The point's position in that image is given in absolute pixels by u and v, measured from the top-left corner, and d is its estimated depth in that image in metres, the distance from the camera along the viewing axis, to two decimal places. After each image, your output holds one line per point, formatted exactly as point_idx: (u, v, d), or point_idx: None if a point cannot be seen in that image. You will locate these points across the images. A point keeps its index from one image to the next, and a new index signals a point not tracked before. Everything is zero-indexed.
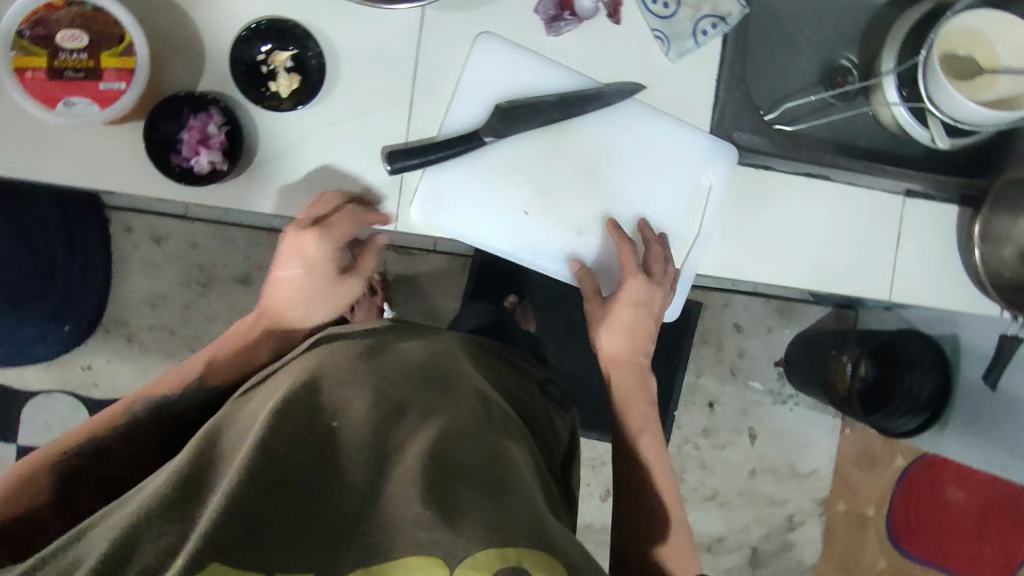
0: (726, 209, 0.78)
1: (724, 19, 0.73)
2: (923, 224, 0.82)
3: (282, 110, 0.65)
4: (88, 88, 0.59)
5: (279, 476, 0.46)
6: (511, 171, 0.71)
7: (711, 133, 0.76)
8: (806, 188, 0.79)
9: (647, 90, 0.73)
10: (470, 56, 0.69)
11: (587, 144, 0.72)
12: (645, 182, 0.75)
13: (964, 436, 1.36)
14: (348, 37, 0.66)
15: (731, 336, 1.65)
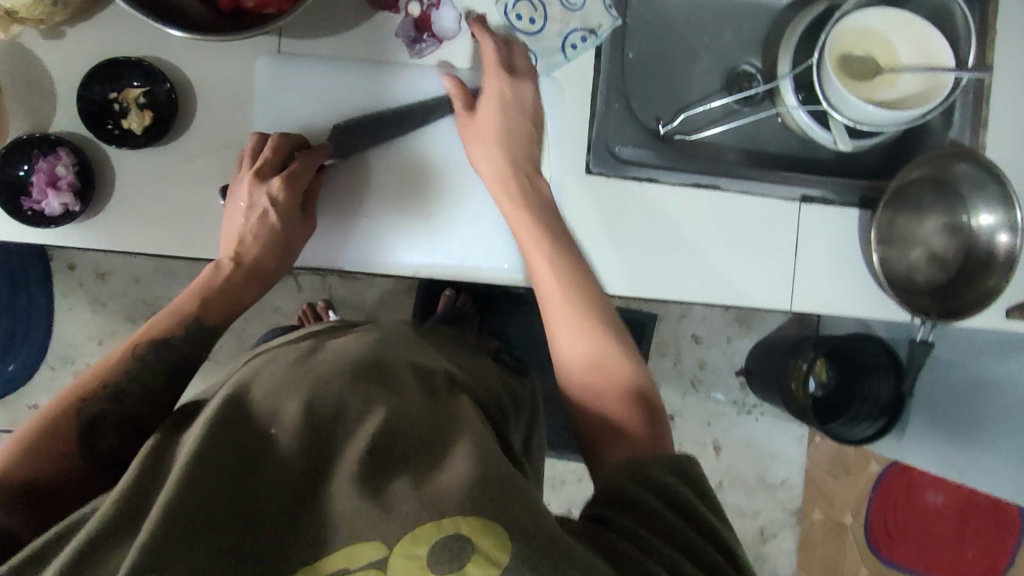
0: (609, 225, 0.75)
1: (594, 31, 0.72)
2: (823, 231, 0.80)
3: (133, 147, 0.64)
4: None
5: (214, 487, 0.42)
6: (365, 190, 0.70)
7: (591, 147, 0.74)
8: (696, 198, 0.77)
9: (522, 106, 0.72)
10: (324, 82, 0.68)
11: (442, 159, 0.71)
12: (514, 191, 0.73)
13: (923, 441, 1.32)
14: (200, 70, 0.66)
15: (690, 346, 1.63)
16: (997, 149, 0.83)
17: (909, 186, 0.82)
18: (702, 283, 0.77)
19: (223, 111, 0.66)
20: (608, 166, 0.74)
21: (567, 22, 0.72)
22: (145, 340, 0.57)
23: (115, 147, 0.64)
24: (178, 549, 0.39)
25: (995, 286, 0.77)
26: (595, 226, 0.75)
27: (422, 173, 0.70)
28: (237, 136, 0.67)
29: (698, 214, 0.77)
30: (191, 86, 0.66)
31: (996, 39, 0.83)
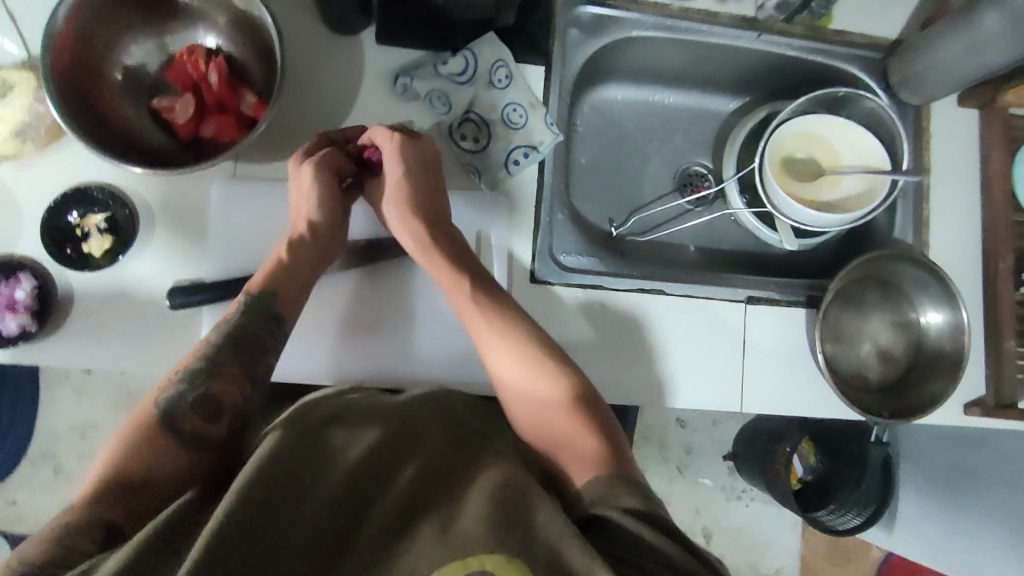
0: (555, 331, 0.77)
1: (536, 148, 0.76)
2: (771, 330, 0.81)
3: (94, 269, 0.68)
4: None
5: (297, 487, 0.48)
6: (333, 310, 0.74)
7: (535, 258, 0.77)
8: (643, 302, 0.79)
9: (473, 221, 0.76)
10: (269, 205, 0.72)
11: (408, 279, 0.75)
12: None
13: (914, 530, 1.28)
14: (160, 194, 0.70)
15: (674, 431, 1.61)
16: (941, 248, 0.85)
17: (855, 285, 0.84)
18: (654, 386, 0.78)
19: (178, 235, 0.70)
20: (553, 273, 0.77)
21: (509, 140, 0.75)
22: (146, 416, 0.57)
23: (76, 269, 0.67)
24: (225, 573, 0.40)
25: (939, 388, 0.78)
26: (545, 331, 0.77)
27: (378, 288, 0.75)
28: (194, 253, 0.70)
29: (645, 318, 0.79)
30: (150, 212, 0.70)
31: (930, 141, 0.86)
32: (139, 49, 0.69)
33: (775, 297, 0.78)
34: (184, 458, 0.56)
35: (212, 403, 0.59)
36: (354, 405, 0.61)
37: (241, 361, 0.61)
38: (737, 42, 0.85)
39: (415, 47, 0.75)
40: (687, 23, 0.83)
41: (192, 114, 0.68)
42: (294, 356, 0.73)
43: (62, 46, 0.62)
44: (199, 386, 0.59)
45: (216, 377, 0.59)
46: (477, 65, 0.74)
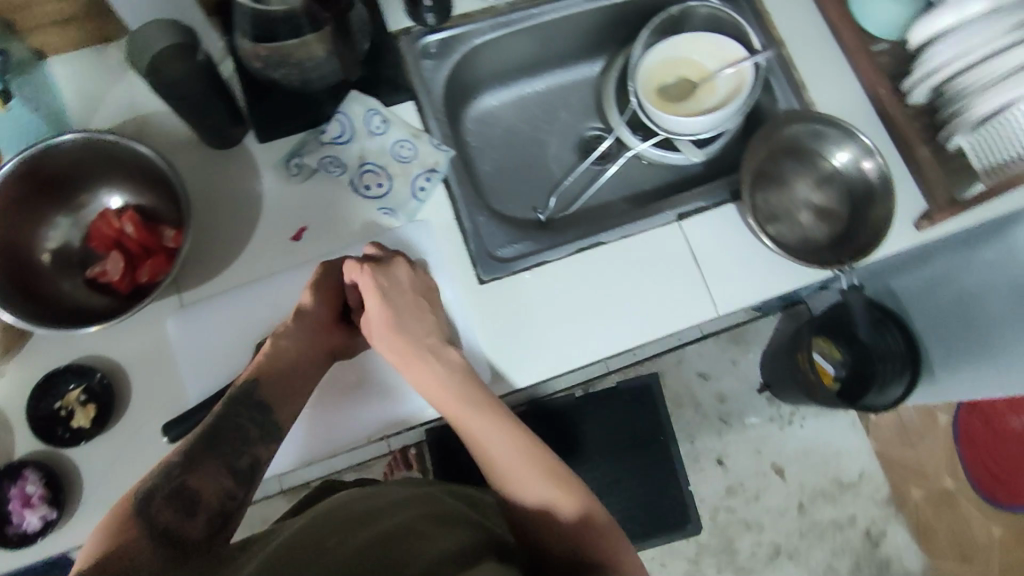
0: (521, 318, 0.80)
1: (434, 169, 0.81)
2: (710, 234, 0.85)
3: (88, 438, 0.71)
4: None
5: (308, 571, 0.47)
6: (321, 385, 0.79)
7: (475, 263, 0.81)
8: (591, 257, 0.83)
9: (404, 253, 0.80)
10: (220, 317, 0.76)
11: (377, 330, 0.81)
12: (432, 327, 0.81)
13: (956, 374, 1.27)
14: (123, 350, 0.75)
15: (702, 387, 1.63)
16: (825, 100, 0.90)
17: (770, 163, 0.88)
18: (630, 327, 0.82)
19: (151, 380, 0.74)
20: (497, 269, 0.81)
21: (408, 172, 0.81)
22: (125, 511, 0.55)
23: (70, 446, 0.71)
24: None
25: (882, 215, 0.81)
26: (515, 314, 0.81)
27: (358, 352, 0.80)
28: (173, 387, 0.74)
29: (598, 271, 0.83)
30: (119, 368, 0.74)
31: (772, 19, 0.93)
32: (59, 230, 0.75)
33: (698, 202, 0.82)
34: (160, 552, 0.53)
35: (191, 500, 0.57)
36: (381, 492, 0.61)
37: (221, 456, 0.61)
38: (570, 10, 0.93)
39: (295, 131, 0.81)
40: (519, 15, 0.91)
41: (123, 267, 0.73)
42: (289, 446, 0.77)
43: None
44: (177, 481, 0.58)
45: (192, 468, 0.59)
46: (352, 123, 0.81)
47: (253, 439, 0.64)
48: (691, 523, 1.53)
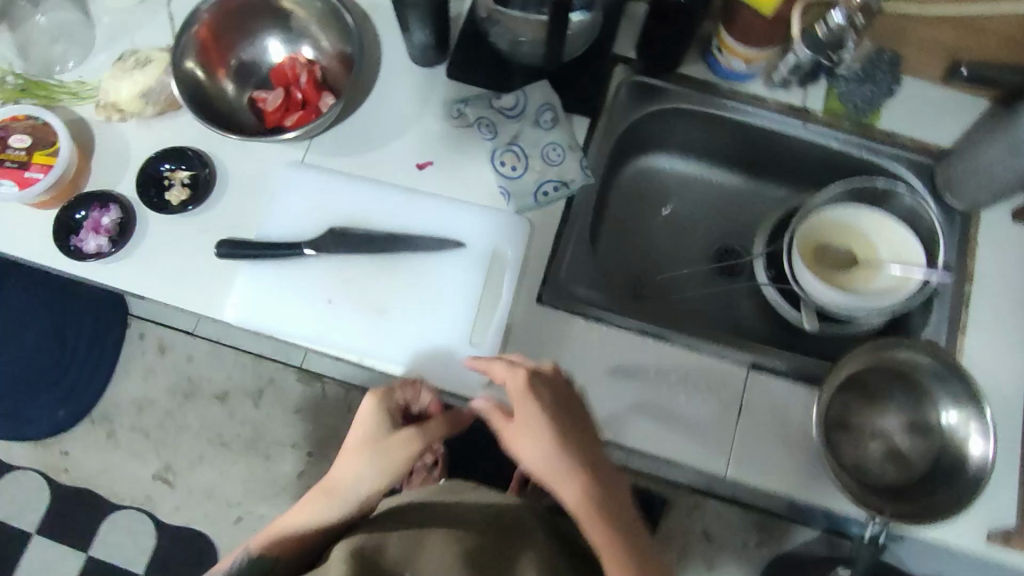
0: (538, 350, 0.79)
1: (566, 183, 0.83)
2: (766, 403, 0.80)
3: (168, 212, 0.80)
4: (16, 175, 0.75)
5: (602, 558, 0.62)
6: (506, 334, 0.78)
7: (543, 296, 0.80)
8: (636, 354, 0.81)
9: (500, 244, 0.81)
10: (288, 181, 0.82)
11: (482, 294, 0.79)
12: (490, 312, 0.79)
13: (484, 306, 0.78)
14: (237, 165, 0.82)
15: (699, 546, 1.51)
16: (973, 357, 0.81)
17: (869, 374, 0.83)
18: (630, 428, 0.78)
19: (245, 201, 0.81)
20: (560, 299, 0.81)
21: (544, 173, 0.83)
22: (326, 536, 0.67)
23: (154, 211, 0.79)
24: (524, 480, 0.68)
25: (949, 496, 0.74)
26: (541, 365, 0.78)
27: (465, 331, 0.78)
28: (240, 218, 0.81)
29: (625, 372, 0.80)
30: (227, 179, 0.82)
31: (975, 250, 0.84)
32: (255, 46, 0.85)
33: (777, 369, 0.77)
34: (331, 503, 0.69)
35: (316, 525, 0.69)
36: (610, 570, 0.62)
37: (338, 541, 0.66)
38: (784, 128, 0.89)
39: (478, 84, 0.85)
40: (729, 101, 0.89)
41: (278, 103, 0.82)
42: (340, 331, 0.77)
43: (204, 43, 0.80)
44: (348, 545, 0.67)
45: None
46: (526, 104, 0.83)
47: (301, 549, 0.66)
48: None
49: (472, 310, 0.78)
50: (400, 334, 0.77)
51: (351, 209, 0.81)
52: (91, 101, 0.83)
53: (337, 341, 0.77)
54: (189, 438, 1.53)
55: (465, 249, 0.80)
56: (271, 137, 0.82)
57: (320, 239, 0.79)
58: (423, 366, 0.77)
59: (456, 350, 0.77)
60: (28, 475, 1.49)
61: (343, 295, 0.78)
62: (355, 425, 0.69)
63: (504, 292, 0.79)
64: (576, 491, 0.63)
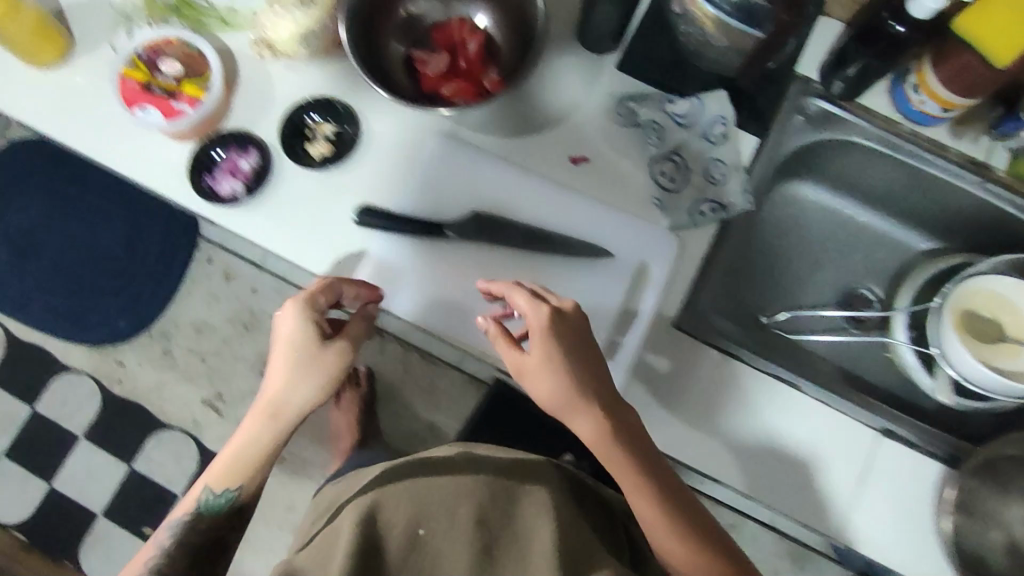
0: (667, 378, 0.75)
1: (724, 207, 0.78)
2: (895, 475, 0.75)
3: (308, 167, 0.75)
4: (162, 103, 0.71)
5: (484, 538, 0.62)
6: (638, 356, 0.74)
7: (679, 321, 0.76)
8: (769, 401, 0.75)
9: (646, 261, 0.76)
10: (432, 154, 0.77)
11: (621, 309, 0.75)
12: (624, 330, 0.74)
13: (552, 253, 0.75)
14: (383, 128, 0.78)
15: None
16: None
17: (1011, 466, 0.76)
18: (750, 474, 0.74)
19: (385, 166, 0.75)
20: (697, 327, 0.76)
21: (703, 191, 0.78)
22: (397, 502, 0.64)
23: (292, 163, 0.75)
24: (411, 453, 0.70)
25: None
26: (667, 391, 0.74)
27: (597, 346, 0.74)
28: (378, 185, 0.76)
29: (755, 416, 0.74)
30: (370, 138, 0.76)
31: None
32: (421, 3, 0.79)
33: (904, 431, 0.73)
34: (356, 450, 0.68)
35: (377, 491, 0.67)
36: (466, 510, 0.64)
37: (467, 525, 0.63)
38: (958, 182, 0.82)
39: (648, 82, 0.79)
40: (907, 143, 0.82)
41: (440, 69, 0.77)
42: (469, 323, 0.73)
43: None
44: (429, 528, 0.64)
45: (226, 528, 0.71)
46: (699, 114, 0.78)
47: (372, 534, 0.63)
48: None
49: (608, 324, 0.74)
50: (529, 338, 0.73)
51: (497, 195, 0.76)
52: (241, 30, 0.78)
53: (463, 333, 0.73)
54: (243, 370, 1.52)
55: (610, 259, 0.75)
56: (420, 106, 0.75)
57: (462, 224, 0.74)
58: None
59: None
60: (83, 379, 1.49)
61: (475, 287, 0.73)
62: (278, 323, 0.68)
63: (642, 312, 0.75)
64: (586, 424, 0.65)
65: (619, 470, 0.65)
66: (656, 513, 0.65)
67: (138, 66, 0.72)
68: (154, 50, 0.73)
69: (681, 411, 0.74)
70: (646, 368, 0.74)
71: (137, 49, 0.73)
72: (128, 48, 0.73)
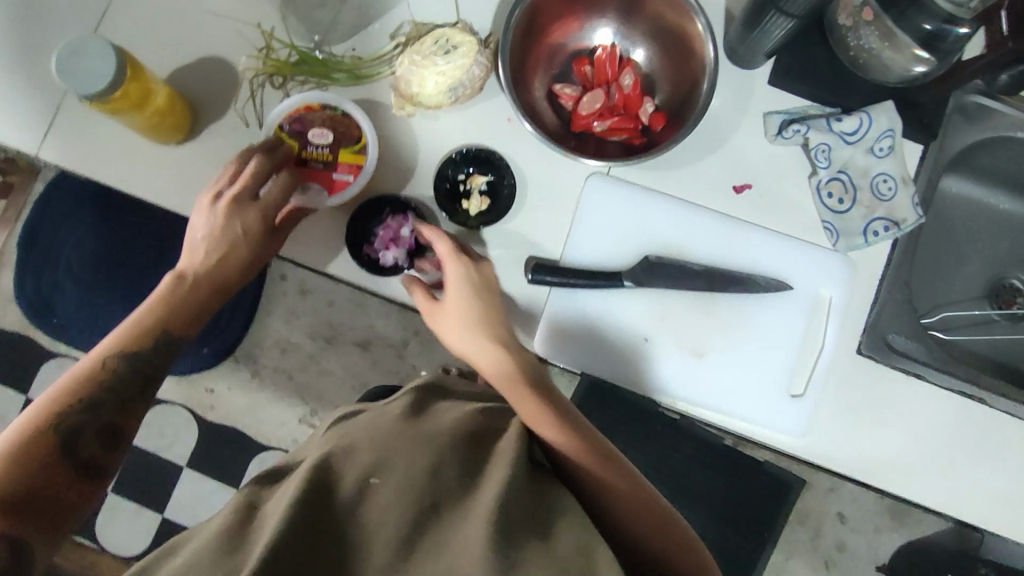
0: (852, 405, 0.74)
1: (898, 224, 0.73)
2: None
3: (467, 226, 0.72)
4: (324, 176, 0.70)
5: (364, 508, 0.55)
6: (825, 386, 0.74)
7: (862, 345, 0.74)
8: (955, 419, 0.74)
9: (823, 291, 0.74)
10: (594, 198, 0.74)
11: (802, 341, 0.74)
12: (807, 360, 0.74)
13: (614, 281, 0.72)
14: (537, 173, 0.74)
15: (832, 526, 1.49)
16: None
17: None
18: (943, 492, 0.73)
19: (550, 218, 0.73)
20: (880, 351, 0.74)
21: (873, 209, 0.74)
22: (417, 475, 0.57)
23: (453, 224, 0.72)
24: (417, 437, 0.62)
25: None
26: (853, 417, 0.74)
27: (784, 381, 0.73)
28: (544, 239, 0.73)
29: (942, 435, 0.74)
30: (526, 188, 0.73)
31: None
32: (561, 38, 0.74)
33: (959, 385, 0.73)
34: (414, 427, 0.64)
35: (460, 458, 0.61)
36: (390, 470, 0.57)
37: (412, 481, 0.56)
38: None
39: (806, 96, 0.75)
40: None
41: (594, 108, 0.72)
42: (656, 372, 0.73)
43: (520, 32, 0.69)
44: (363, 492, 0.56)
45: (122, 411, 0.62)
46: (867, 130, 0.73)
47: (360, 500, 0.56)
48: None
49: (792, 357, 0.74)
50: (717, 381, 0.73)
51: (667, 235, 0.74)
52: (373, 81, 0.74)
53: (652, 382, 0.73)
54: (332, 383, 1.50)
55: (789, 291, 0.73)
56: (569, 151, 0.72)
57: (639, 272, 0.71)
58: (739, 414, 0.73)
59: (776, 399, 0.73)
60: (176, 409, 1.48)
61: (656, 333, 0.73)
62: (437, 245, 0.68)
63: (824, 342, 0.74)
64: (505, 367, 0.66)
65: (522, 407, 0.64)
66: (560, 436, 0.61)
67: (289, 142, 0.70)
68: (296, 119, 0.70)
69: (870, 437, 0.73)
70: (831, 395, 0.74)
71: (281, 121, 0.70)
72: (272, 122, 0.70)
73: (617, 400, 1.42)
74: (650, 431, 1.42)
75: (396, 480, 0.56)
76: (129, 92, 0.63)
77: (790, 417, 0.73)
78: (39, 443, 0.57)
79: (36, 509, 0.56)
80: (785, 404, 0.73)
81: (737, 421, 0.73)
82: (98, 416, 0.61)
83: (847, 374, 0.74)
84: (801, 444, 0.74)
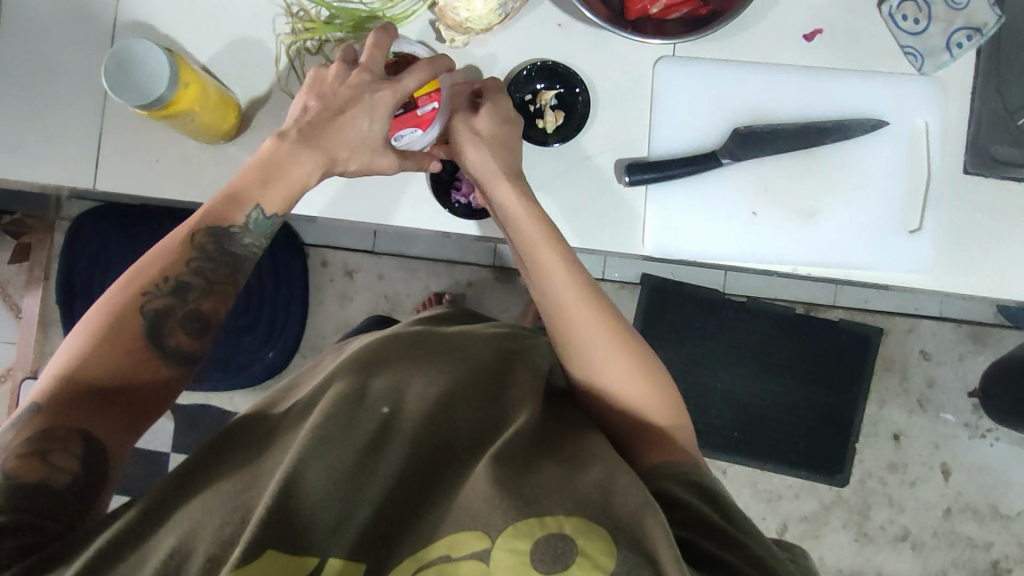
0: (966, 227, 0.72)
1: (980, 29, 0.66)
2: None
3: (549, 144, 0.70)
4: (410, 118, 0.64)
5: (390, 431, 0.56)
6: (940, 214, 0.72)
7: (967, 164, 0.71)
8: None
9: (917, 119, 0.71)
10: (665, 82, 0.70)
11: (912, 173, 0.71)
12: (919, 191, 0.71)
13: (691, 162, 0.69)
14: (600, 72, 0.70)
15: (918, 364, 1.45)
16: None
17: None
18: None
19: (626, 114, 0.71)
20: (986, 165, 0.71)
21: (950, 22, 0.68)
22: (441, 423, 0.58)
23: (536, 147, 0.70)
24: (447, 376, 0.63)
25: None
26: (967, 235, 0.72)
27: (903, 221, 0.71)
28: (624, 138, 0.70)
29: None
30: (597, 90, 0.70)
31: None
32: None
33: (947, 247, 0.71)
34: (437, 365, 0.64)
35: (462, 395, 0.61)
36: (418, 409, 0.58)
37: (436, 434, 0.57)
38: None
39: None
40: None
41: None
42: (771, 243, 0.71)
43: None
44: (392, 422, 0.56)
45: (209, 296, 0.58)
46: None
47: (385, 420, 0.56)
48: (843, 474, 1.43)
49: (907, 193, 0.71)
50: (835, 238, 0.71)
51: (749, 103, 0.71)
52: (408, 22, 0.69)
53: (770, 255, 0.71)
54: None
55: (885, 126, 0.71)
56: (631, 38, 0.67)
57: (731, 145, 0.69)
58: (864, 264, 0.72)
59: (895, 240, 0.71)
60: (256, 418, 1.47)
61: (764, 206, 0.71)
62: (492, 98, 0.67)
63: (930, 169, 0.71)
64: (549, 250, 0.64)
65: (566, 294, 0.63)
66: (602, 336, 0.62)
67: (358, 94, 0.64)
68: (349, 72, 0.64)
69: (984, 251, 0.72)
70: (945, 222, 0.72)
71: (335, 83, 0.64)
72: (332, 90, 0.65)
73: (682, 296, 1.40)
74: (722, 318, 1.40)
75: (419, 421, 0.57)
76: (180, 97, 0.60)
77: (912, 257, 0.71)
78: (126, 329, 0.54)
79: (122, 401, 0.53)
80: (906, 242, 0.71)
81: (859, 272, 0.72)
82: (189, 304, 0.57)
83: (958, 196, 0.72)
84: (924, 280, 0.72)
